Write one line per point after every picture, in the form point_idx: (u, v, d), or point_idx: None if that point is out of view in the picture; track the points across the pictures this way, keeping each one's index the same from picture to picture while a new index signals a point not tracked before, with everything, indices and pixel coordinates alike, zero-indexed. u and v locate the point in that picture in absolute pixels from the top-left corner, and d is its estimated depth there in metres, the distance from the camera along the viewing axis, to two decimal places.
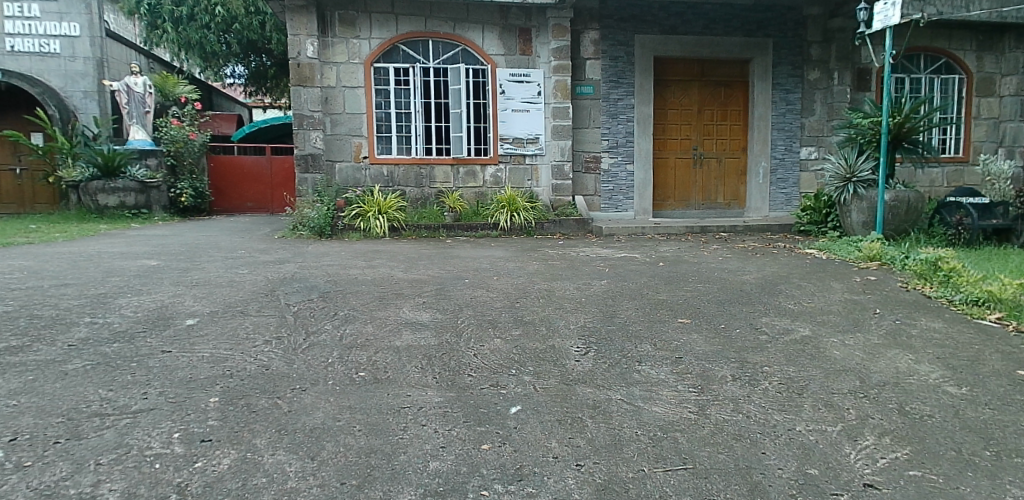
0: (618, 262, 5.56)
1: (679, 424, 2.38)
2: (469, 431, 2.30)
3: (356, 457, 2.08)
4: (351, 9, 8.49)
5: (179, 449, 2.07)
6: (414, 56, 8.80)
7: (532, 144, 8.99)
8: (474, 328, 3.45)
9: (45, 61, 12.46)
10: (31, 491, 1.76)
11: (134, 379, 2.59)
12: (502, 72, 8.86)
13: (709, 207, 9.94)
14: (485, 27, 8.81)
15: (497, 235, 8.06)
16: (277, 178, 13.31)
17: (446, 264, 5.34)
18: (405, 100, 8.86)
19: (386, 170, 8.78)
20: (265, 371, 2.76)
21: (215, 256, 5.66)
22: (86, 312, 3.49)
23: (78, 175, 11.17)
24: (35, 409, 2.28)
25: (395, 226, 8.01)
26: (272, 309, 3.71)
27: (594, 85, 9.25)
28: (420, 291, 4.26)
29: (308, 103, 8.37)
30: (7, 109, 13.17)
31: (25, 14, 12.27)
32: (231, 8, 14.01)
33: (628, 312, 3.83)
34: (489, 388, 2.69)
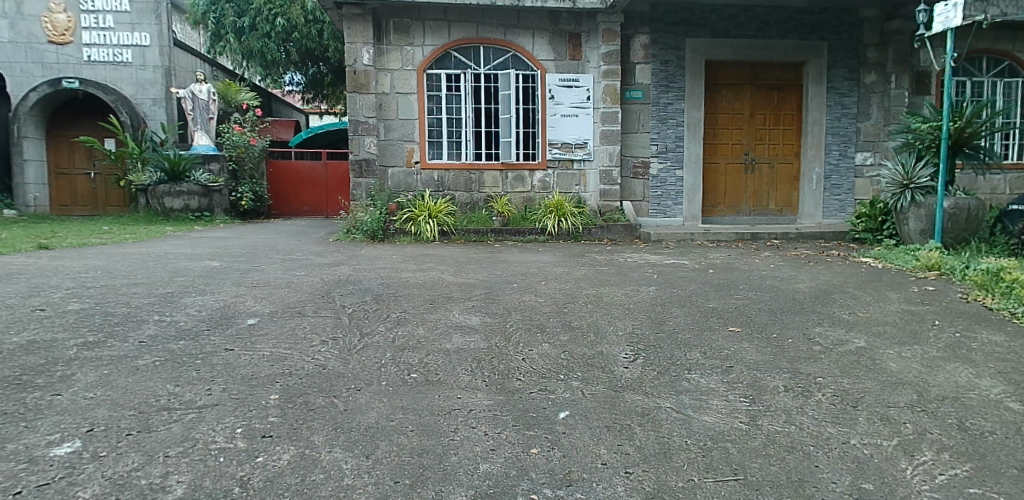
0: (667, 268, 5.51)
1: (730, 434, 2.34)
2: (519, 435, 2.31)
3: (410, 457, 2.11)
4: (405, 16, 8.65)
5: (241, 444, 2.14)
6: (465, 63, 8.90)
7: (580, 149, 8.97)
8: (522, 333, 3.44)
9: (118, 70, 13.02)
10: (105, 479, 1.87)
11: (200, 375, 2.68)
12: (552, 76, 8.88)
13: (761, 213, 9.75)
14: (536, 33, 8.85)
15: (544, 240, 8.13)
16: (332, 180, 13.61)
17: (495, 268, 5.38)
18: (456, 106, 8.96)
19: (437, 175, 8.89)
20: (322, 371, 2.82)
21: (275, 257, 5.92)
22: (156, 310, 3.64)
23: (146, 179, 11.69)
24: (109, 402, 2.39)
25: (445, 230, 8.18)
26: (329, 310, 3.80)
27: (643, 89, 9.18)
28: (470, 295, 4.30)
29: (363, 109, 8.55)
30: (84, 115, 13.89)
31: (100, 25, 12.92)
32: (291, 17, 14.55)
33: (677, 320, 3.77)
34: (538, 392, 2.69)
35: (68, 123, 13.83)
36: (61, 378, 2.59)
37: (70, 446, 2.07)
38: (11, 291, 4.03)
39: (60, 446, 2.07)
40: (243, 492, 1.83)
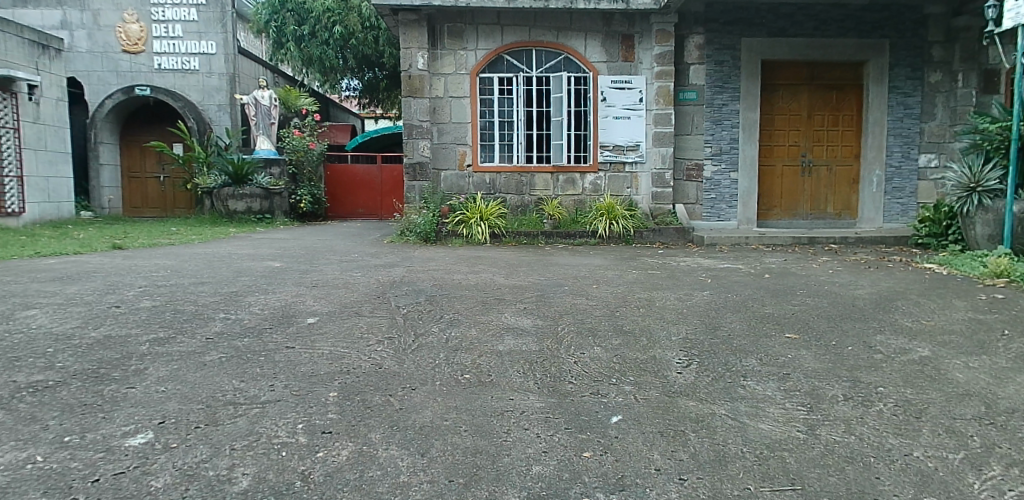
0: (722, 272, 5.41)
1: (787, 444, 2.27)
2: (571, 438, 2.30)
3: (464, 457, 2.12)
4: (460, 21, 8.78)
5: (303, 439, 2.20)
6: (517, 66, 8.95)
7: (632, 151, 8.93)
8: (575, 335, 3.44)
9: (187, 77, 13.74)
10: (176, 470, 1.95)
11: (262, 372, 2.77)
12: (604, 79, 8.87)
13: (819, 217, 9.46)
14: (589, 35, 8.84)
15: (595, 243, 8.17)
16: (385, 185, 13.97)
17: (545, 271, 5.39)
18: (508, 109, 9.01)
19: (489, 178, 9.00)
20: (379, 369, 2.87)
21: (332, 258, 6.07)
22: (221, 308, 3.78)
23: (211, 182, 12.12)
24: (179, 396, 2.49)
25: (496, 233, 8.31)
26: (384, 310, 3.87)
27: (698, 90, 9.06)
28: (521, 297, 4.32)
29: (417, 113, 8.71)
30: (153, 122, 14.58)
31: (170, 34, 13.67)
32: (349, 25, 15.00)
33: (732, 325, 3.69)
34: (590, 396, 2.67)
35: (140, 129, 14.56)
36: (135, 372, 2.71)
37: (143, 437, 2.17)
38: (89, 288, 4.25)
39: (134, 437, 2.17)
40: (305, 485, 1.88)
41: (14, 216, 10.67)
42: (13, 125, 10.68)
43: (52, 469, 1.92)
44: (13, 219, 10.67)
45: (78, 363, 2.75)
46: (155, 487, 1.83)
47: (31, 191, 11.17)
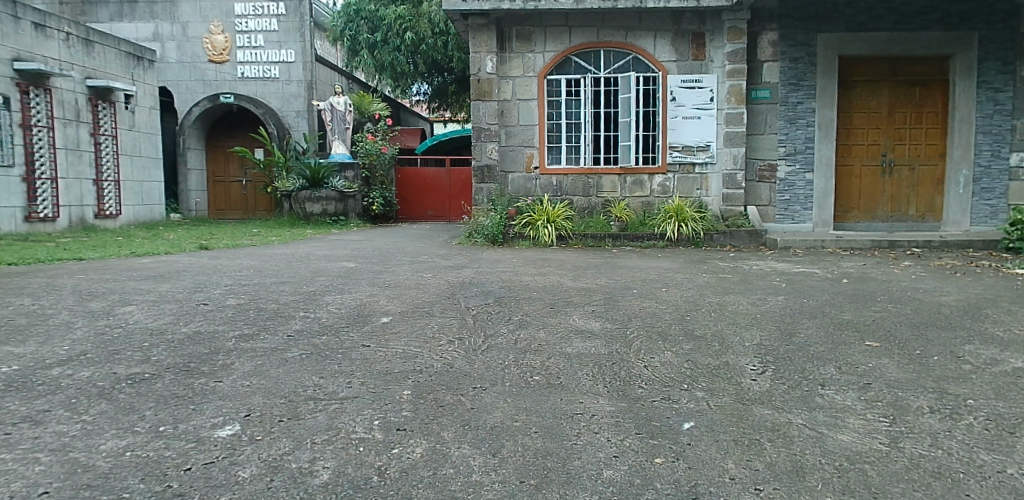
0: (797, 277, 5.24)
1: (869, 456, 2.16)
2: (642, 443, 2.27)
3: (534, 458, 2.13)
4: (528, 23, 8.87)
5: (379, 435, 2.25)
6: (585, 67, 8.96)
7: (702, 152, 8.81)
8: (644, 339, 3.40)
9: (269, 85, 14.53)
10: (262, 461, 2.03)
11: (341, 368, 2.86)
12: (673, 78, 8.80)
13: (899, 220, 9.04)
14: (658, 34, 8.77)
15: (664, 246, 8.08)
16: (454, 187, 13.90)
17: (614, 273, 5.37)
18: (576, 111, 9.03)
19: (556, 180, 9.02)
20: (450, 369, 2.91)
21: (403, 259, 6.19)
22: (300, 306, 3.92)
23: (291, 185, 12.89)
24: (263, 390, 2.60)
25: (563, 235, 8.31)
26: (454, 310, 3.93)
27: (770, 88, 8.83)
28: (589, 300, 4.29)
29: (486, 116, 8.88)
30: (236, 127, 15.42)
31: (252, 44, 14.50)
32: (420, 31, 15.33)
33: (808, 331, 3.57)
34: (660, 401, 2.63)
35: (223, 134, 15.44)
36: (223, 366, 2.85)
37: (231, 429, 2.27)
38: (180, 287, 4.48)
39: (222, 429, 2.27)
40: (381, 480, 1.92)
41: (112, 217, 11.49)
42: (112, 132, 11.49)
43: (148, 457, 2.03)
44: (111, 220, 11.48)
45: (170, 357, 2.91)
46: (242, 477, 1.91)
47: (126, 195, 12.00)
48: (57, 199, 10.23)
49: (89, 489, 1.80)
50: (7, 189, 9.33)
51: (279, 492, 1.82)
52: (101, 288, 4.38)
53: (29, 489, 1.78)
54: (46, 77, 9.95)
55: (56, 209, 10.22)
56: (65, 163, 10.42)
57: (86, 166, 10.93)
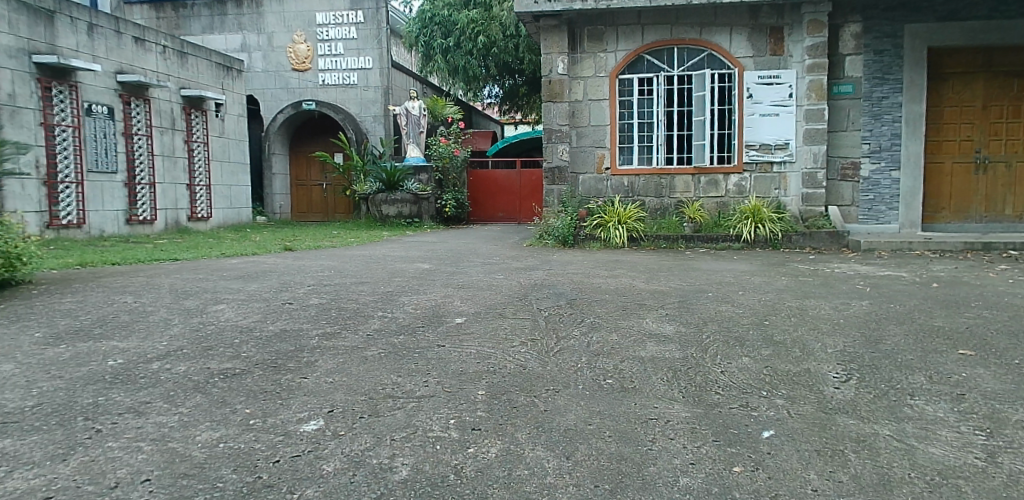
0: (882, 280, 5.01)
1: (963, 471, 2.01)
2: (719, 451, 2.20)
3: (608, 462, 2.10)
4: (600, 23, 8.87)
5: (455, 434, 2.30)
6: (658, 65, 8.86)
7: (781, 150, 8.60)
8: (719, 344, 3.32)
9: (347, 92, 15.28)
10: (345, 456, 2.10)
11: (417, 368, 2.92)
12: (750, 74, 8.59)
13: (995, 220, 8.61)
14: (734, 29, 8.59)
15: (739, 248, 7.99)
16: (525, 189, 14.20)
17: (688, 276, 5.27)
18: (648, 110, 8.93)
19: (627, 181, 8.97)
20: (523, 370, 2.94)
21: (476, 261, 6.28)
22: (378, 306, 4.04)
23: (368, 189, 13.48)
24: (345, 387, 2.69)
25: (634, 236, 8.29)
26: (526, 312, 3.96)
27: (855, 83, 8.61)
28: (663, 303, 4.24)
29: (557, 117, 8.91)
30: (319, 134, 16.52)
31: (332, 52, 15.23)
32: (491, 34, 15.49)
33: (895, 339, 3.40)
34: (739, 408, 2.57)
35: (307, 141, 16.57)
36: (307, 363, 2.97)
37: (315, 424, 2.36)
38: (266, 286, 4.68)
39: (308, 423, 2.36)
40: (458, 479, 1.95)
41: (203, 220, 12.39)
42: (203, 139, 12.40)
43: (239, 448, 2.14)
44: (203, 222, 12.38)
45: (258, 354, 3.05)
46: (326, 471, 1.98)
47: (216, 199, 12.89)
48: (154, 203, 11.12)
49: (186, 477, 1.91)
50: (112, 194, 10.21)
51: (361, 487, 1.88)
52: (195, 287, 4.63)
53: (133, 476, 1.91)
54: (147, 88, 10.87)
55: (154, 212, 11.12)
56: (162, 169, 11.32)
57: (181, 171, 11.85)
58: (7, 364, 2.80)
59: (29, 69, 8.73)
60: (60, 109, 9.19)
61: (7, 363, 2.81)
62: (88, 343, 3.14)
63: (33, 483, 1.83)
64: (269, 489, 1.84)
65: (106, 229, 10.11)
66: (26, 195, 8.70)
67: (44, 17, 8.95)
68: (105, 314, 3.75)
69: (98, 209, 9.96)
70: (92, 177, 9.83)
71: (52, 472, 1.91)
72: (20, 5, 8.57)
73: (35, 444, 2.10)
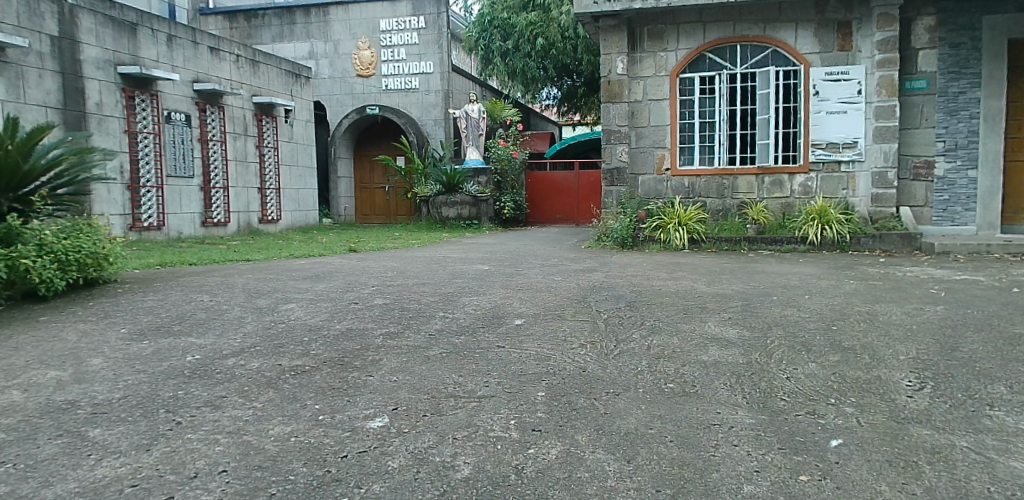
0: (957, 285, 4.79)
1: None
2: (785, 459, 2.12)
3: (671, 467, 2.06)
4: (660, 22, 8.77)
5: (515, 435, 2.32)
6: (720, 63, 8.71)
7: (849, 148, 8.36)
8: (785, 350, 3.24)
9: (409, 96, 15.61)
10: (408, 453, 2.15)
11: (477, 368, 2.97)
12: (816, 71, 8.38)
13: None
14: (799, 25, 8.40)
15: (805, 250, 7.84)
16: (582, 191, 14.47)
17: (752, 279, 5.17)
18: (710, 109, 8.78)
19: (688, 182, 8.84)
20: (582, 373, 2.94)
21: (534, 262, 6.32)
22: (440, 307, 4.11)
23: (428, 191, 13.87)
24: (409, 386, 2.75)
25: (695, 238, 8.19)
26: (586, 314, 3.96)
27: (929, 78, 8.28)
28: (725, 306, 4.18)
29: (616, 118, 8.86)
30: (381, 138, 16.91)
31: (395, 58, 15.58)
32: (550, 36, 15.45)
33: (973, 346, 3.25)
34: (805, 415, 2.49)
35: (371, 144, 16.96)
36: (371, 361, 3.07)
37: (380, 421, 2.42)
38: (333, 286, 4.83)
39: (374, 420, 2.43)
40: (519, 479, 1.96)
41: (274, 222, 12.85)
42: (273, 144, 12.85)
43: (310, 443, 2.22)
44: (272, 224, 12.84)
45: (326, 351, 3.16)
46: (391, 467, 2.03)
47: (286, 202, 13.31)
48: (228, 206, 11.63)
49: (260, 470, 1.99)
50: (188, 198, 10.80)
51: (425, 484, 1.91)
52: (267, 286, 4.82)
53: (211, 467, 2.01)
54: (221, 96, 11.41)
55: (227, 214, 11.63)
56: (235, 174, 11.81)
57: (253, 176, 12.32)
58: (97, 359, 3.01)
59: (116, 80, 9.43)
60: (142, 117, 9.83)
61: (97, 358, 3.03)
62: (168, 339, 3.33)
63: (119, 472, 1.95)
64: (338, 483, 1.91)
65: (183, 231, 10.70)
66: (112, 199, 9.38)
67: (128, 30, 9.65)
68: (183, 312, 3.96)
69: (175, 211, 10.57)
70: (171, 182, 10.46)
71: (136, 461, 2.03)
72: (106, 19, 9.25)
73: (121, 434, 2.24)
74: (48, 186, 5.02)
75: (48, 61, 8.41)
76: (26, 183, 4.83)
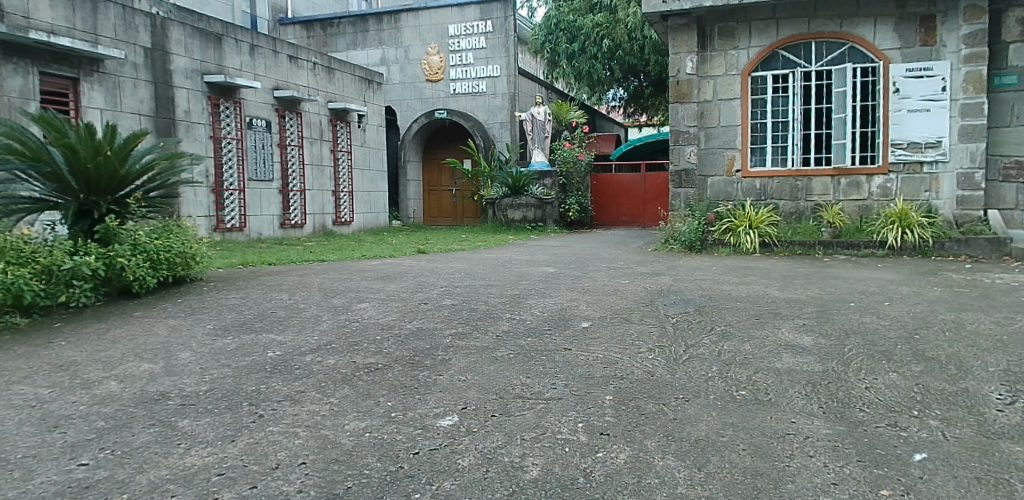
0: None
1: None
2: (865, 472, 2.00)
3: (743, 476, 1.98)
4: (731, 19, 8.57)
5: (584, 438, 2.30)
6: (794, 61, 8.45)
7: (931, 148, 7.98)
8: (863, 359, 3.13)
9: (478, 100, 15.85)
10: (478, 452, 2.18)
11: (544, 369, 3.00)
12: (897, 67, 8.01)
13: None
14: (879, 20, 8.07)
15: (883, 255, 7.50)
16: (649, 193, 14.44)
17: (827, 284, 5.01)
18: (783, 108, 8.54)
19: (760, 183, 8.61)
20: (651, 378, 2.92)
21: (600, 265, 6.30)
22: (507, 308, 4.17)
23: (495, 193, 13.98)
24: (477, 386, 2.80)
25: (767, 241, 8.01)
26: (654, 318, 3.94)
27: (1020, 73, 8.00)
28: (799, 312, 4.07)
29: (685, 118, 8.74)
30: (449, 140, 17.22)
31: (464, 62, 15.81)
32: (615, 38, 15.18)
33: None
34: (885, 427, 2.38)
35: (438, 148, 17.33)
36: (441, 361, 3.13)
37: (450, 419, 2.47)
38: (403, 287, 4.95)
39: (443, 419, 2.47)
40: (588, 482, 1.94)
41: (346, 224, 13.21)
42: (347, 149, 13.22)
43: (383, 439, 2.28)
44: (345, 226, 13.18)
45: (398, 349, 3.26)
46: (461, 465, 2.07)
47: (358, 204, 13.66)
48: (305, 208, 12.00)
49: (337, 464, 2.06)
50: (268, 201, 11.22)
51: (494, 483, 1.93)
52: (341, 286, 4.99)
53: (291, 459, 2.09)
54: (299, 103, 11.83)
55: (304, 216, 11.99)
56: (311, 178, 12.19)
57: (327, 179, 12.68)
58: (185, 353, 3.19)
59: (202, 88, 9.94)
60: (226, 123, 10.35)
61: (186, 352, 3.21)
62: (250, 335, 3.51)
63: (206, 461, 2.05)
64: (410, 479, 1.95)
65: (263, 233, 11.10)
66: (198, 201, 9.90)
67: (214, 41, 10.12)
68: (264, 309, 4.15)
69: (256, 213, 10.99)
70: (252, 185, 10.89)
71: (222, 451, 2.14)
72: (194, 30, 9.77)
73: (208, 425, 2.37)
74: (142, 189, 5.34)
75: (141, 71, 8.94)
76: (123, 187, 5.19)
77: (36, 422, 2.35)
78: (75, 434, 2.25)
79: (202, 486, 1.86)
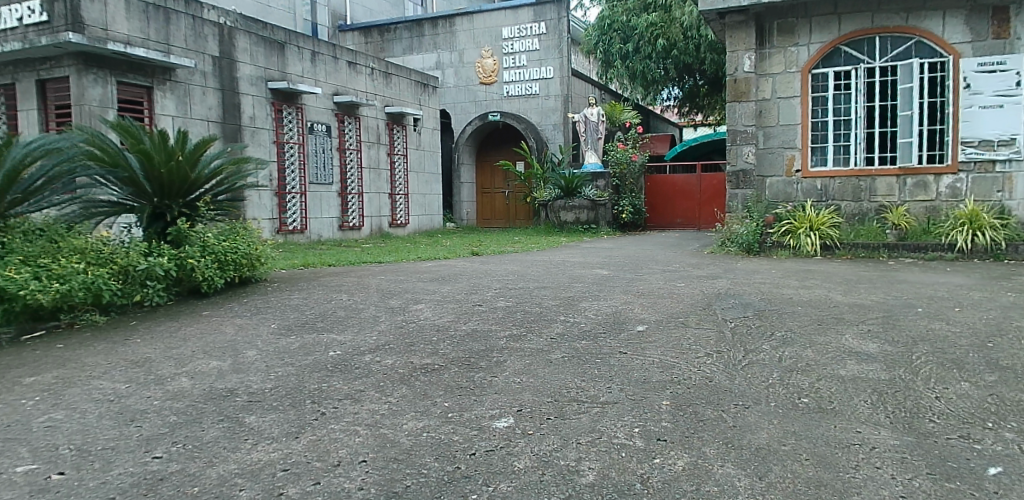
0: None
1: None
2: (935, 486, 1.93)
3: (806, 487, 1.94)
4: (790, 15, 8.35)
5: (640, 443, 2.29)
6: (857, 57, 8.20)
7: (1005, 146, 7.65)
8: (933, 367, 3.03)
9: (530, 101, 15.89)
10: (534, 454, 2.19)
11: (600, 373, 3.00)
12: (967, 62, 7.70)
13: None
14: (948, 13, 7.76)
15: (953, 258, 7.30)
16: (705, 194, 14.17)
17: (893, 289, 4.85)
18: (845, 106, 8.28)
19: (821, 184, 8.37)
20: (709, 383, 2.90)
21: (655, 268, 6.25)
22: (561, 311, 4.18)
23: (547, 195, 14.04)
24: (533, 389, 2.82)
25: (829, 244, 7.80)
26: (711, 322, 3.90)
27: None
28: (865, 318, 3.96)
29: (742, 117, 8.52)
30: (504, 143, 17.32)
31: (517, 64, 15.85)
32: (671, 37, 15.00)
33: None
34: (957, 438, 2.29)
35: (491, 150, 17.45)
36: (496, 363, 3.18)
37: (506, 421, 2.50)
38: (458, 288, 5.01)
39: (499, 420, 2.51)
40: (646, 489, 1.92)
41: (401, 226, 13.43)
42: (402, 152, 13.43)
43: (441, 439, 2.32)
44: (400, 228, 13.41)
45: (454, 350, 3.32)
46: (517, 467, 2.08)
47: (413, 207, 13.86)
48: (362, 211, 12.26)
49: (396, 462, 2.11)
50: (327, 203, 11.50)
51: (551, 486, 1.94)
52: (398, 287, 5.09)
53: (352, 457, 2.15)
54: (357, 107, 12.07)
55: (361, 219, 12.23)
56: (369, 181, 12.45)
57: (384, 182, 12.92)
58: (252, 351, 3.31)
59: (266, 94, 10.24)
60: (289, 128, 10.66)
61: (252, 350, 3.33)
62: (312, 335, 3.62)
63: (272, 457, 2.13)
64: (466, 479, 1.99)
65: (323, 234, 11.37)
66: (262, 204, 10.16)
67: (277, 48, 10.42)
68: (324, 309, 4.27)
69: (317, 216, 11.27)
70: (313, 188, 11.17)
71: (287, 448, 2.21)
72: (258, 38, 10.08)
73: (273, 422, 2.45)
74: (211, 193, 5.56)
75: (210, 79, 9.26)
76: (193, 191, 5.42)
77: (115, 415, 2.49)
78: (150, 428, 2.36)
79: (268, 481, 1.93)
